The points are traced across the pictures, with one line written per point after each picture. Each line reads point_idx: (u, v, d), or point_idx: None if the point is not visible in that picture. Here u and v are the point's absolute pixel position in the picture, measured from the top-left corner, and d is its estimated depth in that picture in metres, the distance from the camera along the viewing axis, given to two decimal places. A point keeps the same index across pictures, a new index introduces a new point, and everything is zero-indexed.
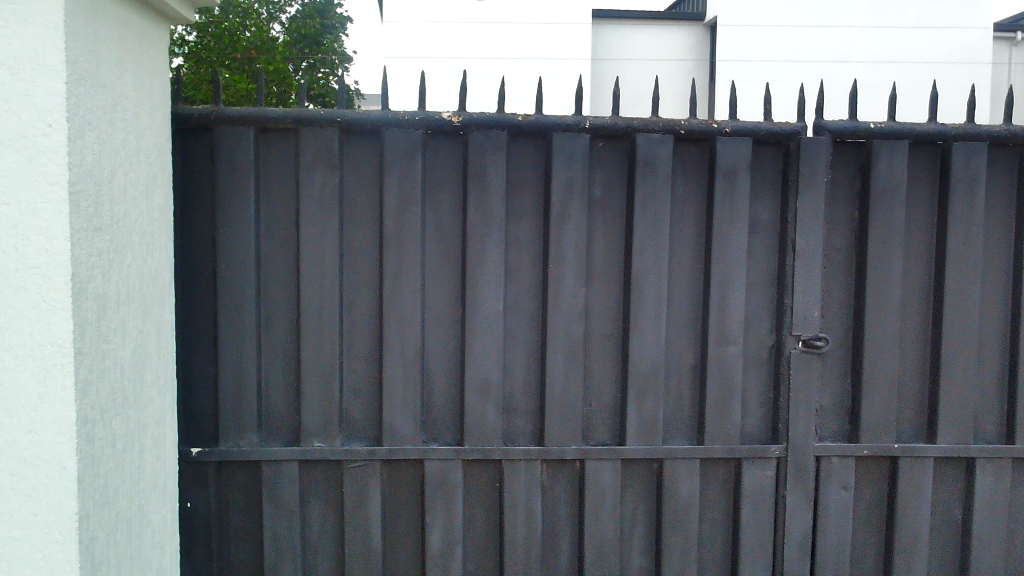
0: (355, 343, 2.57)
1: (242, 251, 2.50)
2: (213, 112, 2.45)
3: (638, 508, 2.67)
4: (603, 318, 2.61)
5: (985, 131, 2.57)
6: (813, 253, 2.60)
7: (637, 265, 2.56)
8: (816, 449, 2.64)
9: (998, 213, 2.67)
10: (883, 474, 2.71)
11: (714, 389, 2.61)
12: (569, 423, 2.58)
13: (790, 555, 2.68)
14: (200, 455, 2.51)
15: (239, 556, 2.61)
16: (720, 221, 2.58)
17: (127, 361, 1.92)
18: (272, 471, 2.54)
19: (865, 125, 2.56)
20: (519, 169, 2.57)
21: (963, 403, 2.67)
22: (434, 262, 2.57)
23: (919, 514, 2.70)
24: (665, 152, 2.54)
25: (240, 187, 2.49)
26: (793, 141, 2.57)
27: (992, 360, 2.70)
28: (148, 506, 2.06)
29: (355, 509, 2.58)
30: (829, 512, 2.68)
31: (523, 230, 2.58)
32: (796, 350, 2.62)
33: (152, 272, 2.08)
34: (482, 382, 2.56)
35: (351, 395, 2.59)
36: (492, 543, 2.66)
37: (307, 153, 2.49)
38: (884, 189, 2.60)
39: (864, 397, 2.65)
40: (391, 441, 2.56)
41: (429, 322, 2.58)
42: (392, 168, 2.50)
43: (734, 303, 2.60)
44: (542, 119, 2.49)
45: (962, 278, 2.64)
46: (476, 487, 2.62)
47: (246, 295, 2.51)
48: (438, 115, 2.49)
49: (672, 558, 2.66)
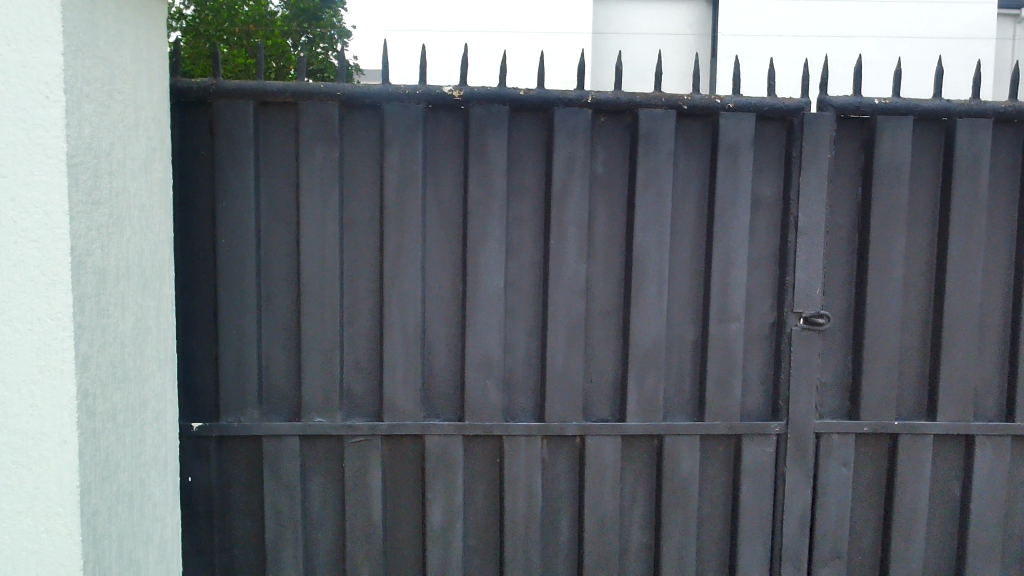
0: (356, 319, 2.57)
1: (242, 226, 2.49)
2: (211, 86, 2.43)
3: (639, 483, 2.68)
4: (605, 295, 2.61)
5: (989, 107, 2.56)
6: (815, 231, 2.59)
7: (638, 242, 2.55)
8: (816, 426, 2.65)
9: (1002, 190, 2.65)
10: (883, 451, 2.72)
11: (715, 365, 2.61)
12: (570, 399, 2.59)
13: (789, 530, 2.69)
14: (201, 430, 2.51)
15: (241, 531, 2.62)
16: (722, 197, 2.56)
17: (127, 336, 1.92)
18: (273, 446, 2.55)
19: (868, 101, 2.54)
20: (520, 145, 2.55)
21: (963, 380, 2.67)
22: (435, 238, 2.56)
23: (918, 491, 2.71)
24: (667, 128, 2.52)
25: (240, 162, 2.48)
26: (796, 117, 2.55)
27: (993, 337, 2.70)
28: (149, 481, 2.07)
29: (355, 484, 2.59)
30: (829, 489, 2.69)
31: (525, 206, 2.57)
32: (797, 327, 2.61)
33: (151, 246, 2.07)
34: (483, 359, 2.56)
35: (352, 370, 2.59)
36: (493, 519, 2.67)
37: (307, 128, 2.48)
38: (887, 166, 2.59)
39: (865, 375, 2.65)
40: (392, 416, 2.56)
41: (430, 298, 2.57)
42: (392, 143, 2.49)
43: (736, 280, 2.59)
44: (544, 93, 2.48)
45: (965, 255, 2.63)
46: (477, 462, 2.63)
47: (247, 271, 2.50)
48: (439, 89, 2.47)
49: (672, 533, 2.67)
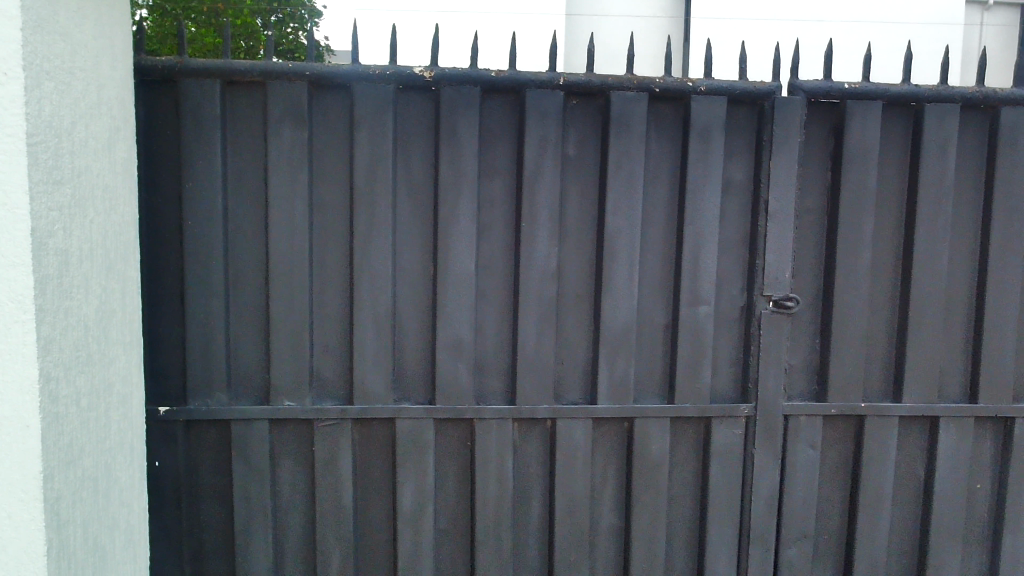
0: (326, 301, 2.54)
1: (209, 207, 2.45)
2: (176, 65, 2.38)
3: (609, 466, 2.69)
4: (576, 278, 2.61)
5: (956, 93, 2.58)
6: (786, 215, 2.60)
7: (610, 225, 2.55)
8: (784, 408, 2.67)
9: (967, 176, 2.68)
10: (850, 433, 2.75)
11: (685, 349, 2.62)
12: (541, 382, 2.59)
13: (757, 512, 2.72)
14: (168, 414, 2.48)
15: (209, 516, 2.60)
16: (694, 180, 2.56)
17: (91, 319, 1.89)
18: (241, 431, 2.52)
19: (838, 85, 2.55)
20: (492, 127, 2.53)
21: (928, 363, 2.71)
22: (405, 220, 2.54)
23: (883, 472, 2.74)
24: (639, 110, 2.52)
25: (206, 141, 2.43)
26: (767, 101, 2.56)
27: (958, 320, 2.73)
28: (115, 465, 2.04)
29: (325, 468, 2.57)
30: (796, 470, 2.72)
31: (496, 188, 2.55)
32: (767, 310, 2.63)
33: (115, 227, 2.03)
34: (454, 341, 2.55)
35: (322, 354, 2.57)
36: (464, 502, 2.67)
37: (275, 108, 2.44)
38: (856, 151, 2.60)
39: (833, 357, 2.68)
40: (362, 400, 2.55)
41: (400, 281, 2.56)
42: (362, 124, 2.46)
43: (707, 264, 2.60)
44: (515, 75, 2.47)
45: (932, 239, 2.66)
46: (448, 446, 2.63)
47: (214, 252, 2.47)
48: (410, 69, 2.44)
49: (642, 515, 2.69)
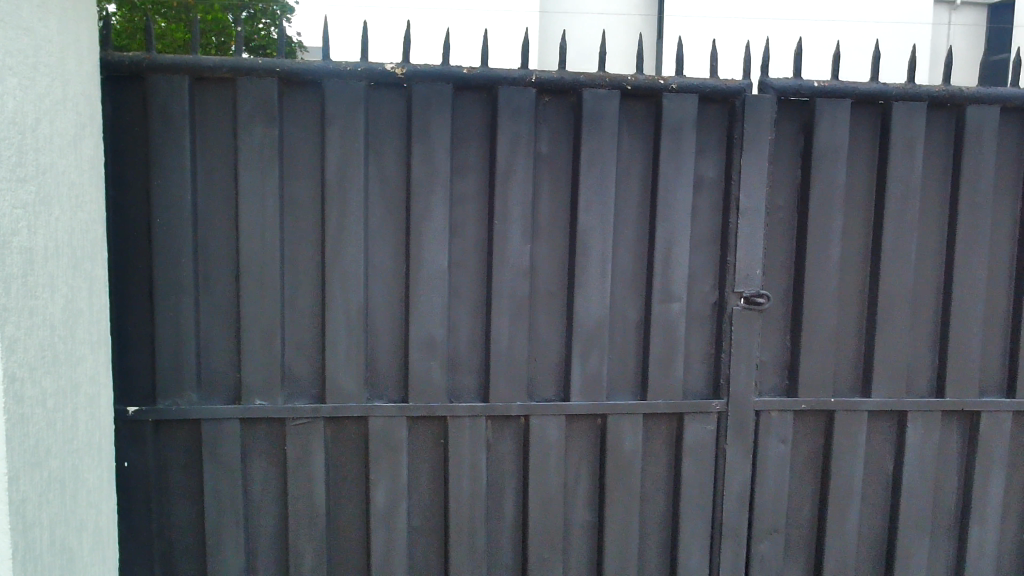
0: (297, 299, 2.53)
1: (178, 205, 2.43)
2: (144, 60, 2.35)
3: (582, 463, 2.69)
4: (549, 275, 2.61)
5: (922, 92, 2.61)
6: (756, 212, 2.62)
7: (582, 222, 2.56)
8: (755, 403, 2.70)
9: (934, 174, 2.72)
10: (820, 427, 2.78)
11: (658, 346, 2.64)
12: (514, 379, 2.59)
13: (729, 507, 2.74)
14: (137, 414, 2.45)
15: (180, 516, 2.57)
16: (665, 178, 2.58)
17: (58, 319, 1.86)
18: (212, 432, 2.50)
19: (808, 84, 2.57)
20: (464, 124, 2.53)
21: (896, 359, 2.74)
22: (377, 218, 2.53)
23: (852, 466, 2.78)
24: (611, 108, 2.52)
25: (175, 138, 2.41)
26: (737, 99, 2.58)
27: (926, 316, 2.77)
28: (82, 467, 2.02)
29: (297, 468, 2.56)
30: (767, 465, 2.75)
31: (469, 186, 2.55)
32: (738, 307, 2.65)
33: (81, 224, 2.01)
34: (427, 339, 2.55)
35: (293, 353, 2.55)
36: (437, 500, 2.67)
37: (245, 105, 2.42)
38: (825, 149, 2.63)
39: (803, 354, 2.71)
40: (334, 399, 2.53)
41: (373, 279, 2.55)
42: (334, 121, 2.45)
43: (678, 261, 2.61)
44: (487, 72, 2.46)
45: (899, 236, 2.69)
46: (421, 444, 2.62)
47: (183, 250, 2.44)
48: (381, 66, 2.43)
49: (615, 511, 2.70)
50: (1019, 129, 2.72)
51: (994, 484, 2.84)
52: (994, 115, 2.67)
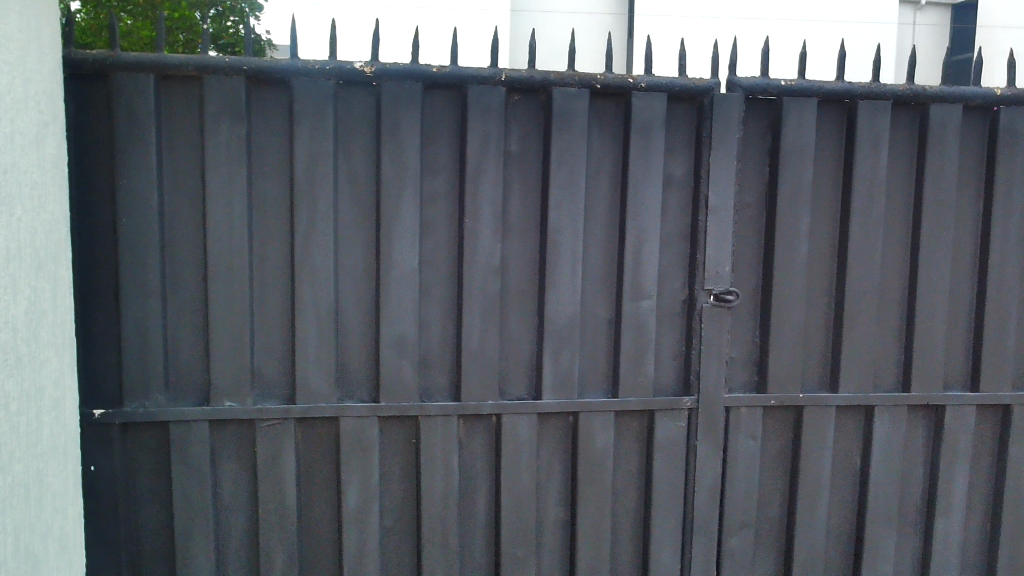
0: (267, 299, 2.51)
1: (144, 205, 2.40)
2: (108, 58, 2.32)
3: (554, 461, 2.70)
4: (520, 274, 2.61)
5: (887, 90, 2.64)
6: (725, 210, 2.64)
7: (553, 220, 2.56)
8: (725, 400, 2.72)
9: (899, 172, 2.75)
10: (789, 423, 2.81)
11: (628, 343, 2.65)
12: (485, 378, 2.59)
13: (700, 502, 2.76)
14: (102, 417, 2.42)
15: (148, 520, 2.54)
16: (635, 176, 2.59)
17: (20, 321, 1.83)
18: (180, 434, 2.47)
19: (775, 82, 2.59)
20: (434, 122, 2.52)
21: (863, 354, 2.78)
22: (347, 217, 2.52)
23: (821, 461, 2.81)
24: (580, 106, 2.53)
25: (140, 137, 2.38)
26: (706, 98, 2.60)
27: (892, 312, 2.81)
28: (47, 471, 1.99)
29: (267, 469, 2.54)
30: (737, 461, 2.77)
31: (439, 184, 2.54)
32: (708, 304, 2.67)
33: (44, 225, 1.98)
34: (397, 339, 2.54)
35: (263, 353, 2.53)
36: (410, 500, 2.66)
37: (212, 104, 2.39)
38: (792, 147, 2.65)
39: (772, 350, 2.73)
40: (305, 399, 2.52)
41: (343, 279, 2.53)
42: (302, 119, 2.43)
43: (648, 259, 2.63)
44: (456, 70, 2.46)
45: (865, 233, 2.72)
46: (393, 444, 2.61)
47: (150, 250, 2.41)
48: (350, 64, 2.41)
49: (587, 509, 2.71)
50: (981, 127, 2.77)
51: (959, 476, 2.89)
52: (956, 114, 2.71)
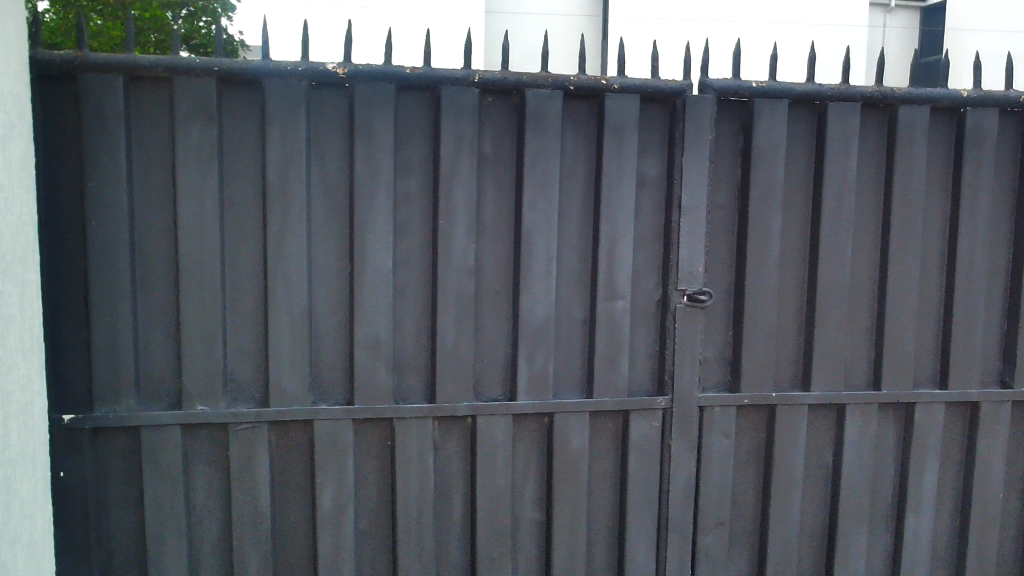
0: (239, 301, 2.49)
1: (114, 206, 2.37)
2: (76, 58, 2.29)
3: (530, 462, 2.70)
4: (495, 275, 2.61)
5: (857, 92, 2.67)
6: (698, 210, 2.66)
7: (527, 222, 2.56)
8: (699, 399, 2.74)
9: (869, 173, 2.79)
10: (762, 421, 2.83)
11: (603, 344, 2.66)
12: (460, 379, 2.59)
13: (675, 501, 2.78)
14: (72, 422, 2.39)
15: (120, 526, 2.52)
16: (609, 177, 2.60)
17: None
18: (152, 438, 2.44)
19: (747, 84, 2.62)
20: (407, 124, 2.52)
21: (835, 353, 2.81)
22: (320, 219, 2.50)
23: (794, 459, 2.83)
24: (554, 108, 2.53)
25: (109, 139, 2.35)
26: (678, 99, 2.61)
27: (862, 311, 2.84)
28: (15, 477, 1.96)
29: (241, 473, 2.52)
30: (712, 460, 2.79)
31: (413, 186, 2.54)
32: (681, 304, 2.68)
33: (11, 227, 1.95)
34: (372, 341, 2.53)
35: (236, 356, 2.51)
36: (385, 502, 2.65)
37: (183, 105, 2.37)
38: (764, 148, 2.68)
39: (745, 349, 2.75)
40: (278, 402, 2.50)
41: (316, 281, 2.52)
42: (274, 121, 2.41)
43: (622, 259, 2.64)
44: (430, 72, 2.45)
45: (836, 233, 2.75)
46: (368, 446, 2.60)
47: (121, 253, 2.39)
48: (323, 65, 2.40)
49: (563, 509, 2.72)
50: (949, 128, 2.81)
51: (929, 473, 2.93)
52: (924, 115, 2.75)
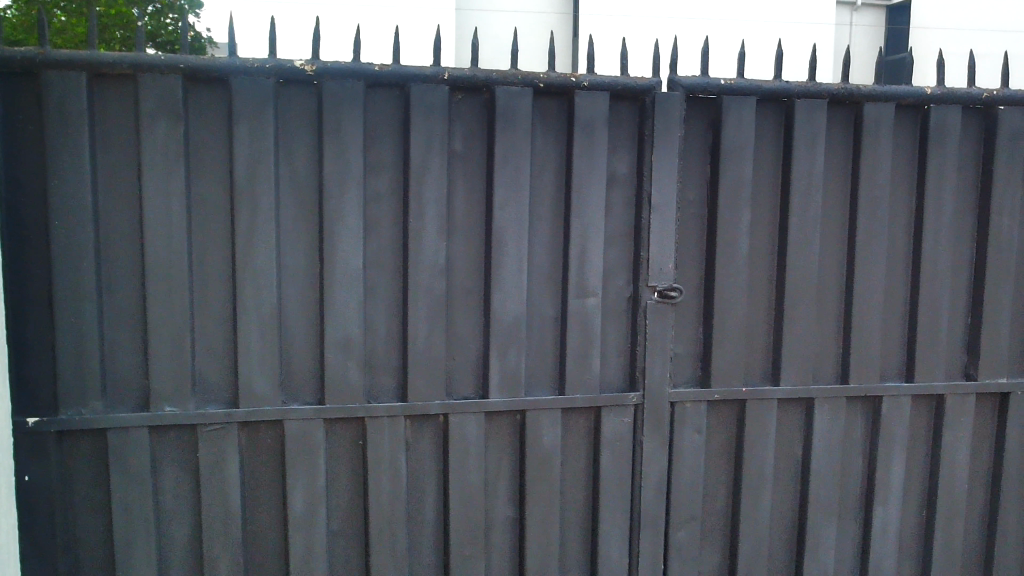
0: (207, 302, 2.46)
1: (77, 206, 2.33)
2: (38, 55, 2.25)
3: (503, 459, 2.71)
4: (466, 273, 2.61)
5: (823, 89, 2.70)
6: (668, 207, 2.67)
7: (497, 219, 2.56)
8: (670, 395, 2.75)
9: (836, 170, 2.82)
10: (732, 416, 2.86)
11: (574, 341, 2.67)
12: (432, 378, 2.58)
13: (647, 497, 2.80)
14: (37, 425, 2.35)
15: (87, 530, 2.48)
16: (579, 175, 2.60)
17: None
18: (119, 441, 2.41)
19: (715, 81, 2.63)
20: (377, 122, 2.50)
21: (803, 348, 2.84)
22: (289, 218, 2.48)
23: (764, 453, 2.86)
24: (524, 105, 2.53)
25: (72, 138, 2.31)
26: (648, 96, 2.62)
27: (830, 306, 2.87)
28: None
29: (211, 475, 2.50)
30: (683, 455, 2.81)
31: (383, 184, 2.53)
32: (652, 301, 2.70)
33: None
34: (342, 340, 2.52)
35: (205, 357, 2.48)
36: (357, 502, 2.64)
37: (147, 103, 2.34)
38: (733, 145, 2.69)
39: (715, 345, 2.77)
40: (248, 403, 2.48)
41: (286, 280, 2.50)
42: (241, 119, 2.39)
43: (593, 256, 2.64)
44: (399, 69, 2.44)
45: (804, 230, 2.78)
46: (340, 446, 2.59)
47: (85, 254, 2.35)
48: (290, 63, 2.38)
49: (536, 507, 2.72)
50: (914, 125, 2.84)
51: (896, 465, 2.97)
52: (889, 112, 2.78)
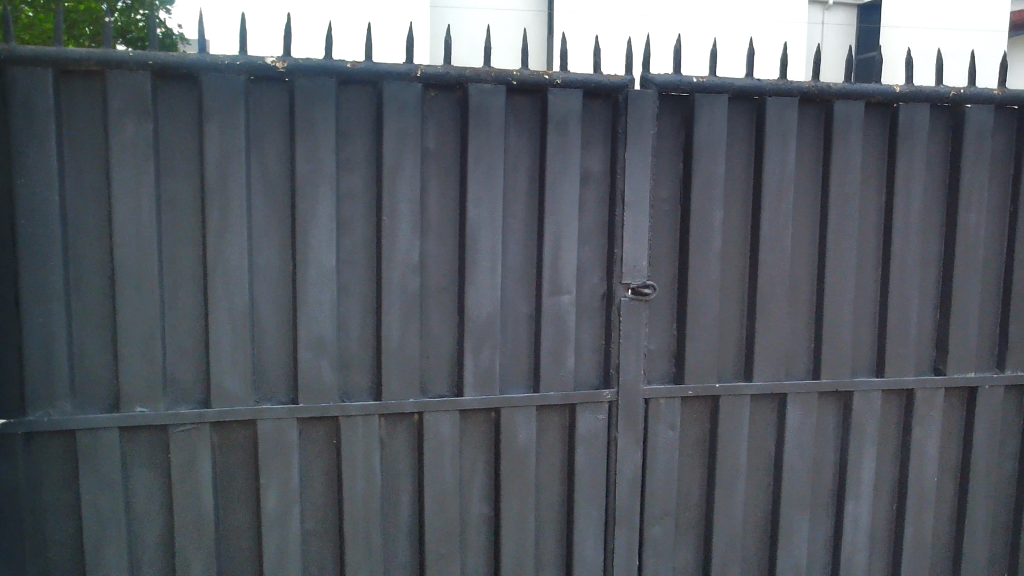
0: (179, 301, 2.44)
1: (44, 204, 2.30)
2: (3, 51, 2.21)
3: (477, 457, 2.71)
4: (440, 270, 2.61)
5: (794, 88, 2.72)
6: (641, 205, 2.68)
7: (471, 217, 2.56)
8: (645, 392, 2.77)
9: (807, 168, 2.84)
10: (706, 412, 2.87)
11: (548, 338, 2.67)
12: (406, 376, 2.58)
13: (621, 493, 2.81)
14: (4, 427, 2.32)
15: (57, 532, 2.45)
16: (552, 173, 2.60)
17: None
18: (88, 442, 2.38)
19: (688, 80, 2.64)
20: (349, 119, 2.49)
21: (775, 344, 2.86)
22: (261, 217, 2.46)
23: (737, 449, 2.88)
24: (497, 103, 2.53)
25: (39, 135, 2.28)
26: (621, 94, 2.63)
27: (802, 302, 2.90)
28: None
29: (183, 476, 2.47)
30: (657, 451, 2.82)
31: (356, 182, 2.52)
32: (626, 298, 2.71)
33: None
34: (316, 339, 2.50)
35: (176, 357, 2.46)
36: (331, 501, 2.63)
37: (116, 99, 2.31)
38: (705, 143, 2.71)
39: (689, 341, 2.79)
40: (221, 403, 2.46)
41: (258, 279, 2.48)
42: (212, 117, 2.37)
43: (567, 254, 2.65)
44: (371, 66, 2.42)
45: (775, 227, 2.80)
46: (314, 445, 2.57)
47: (53, 253, 2.32)
48: (262, 60, 2.36)
49: (511, 504, 2.72)
50: (883, 123, 2.87)
51: (867, 460, 3.00)
52: (858, 110, 2.81)
